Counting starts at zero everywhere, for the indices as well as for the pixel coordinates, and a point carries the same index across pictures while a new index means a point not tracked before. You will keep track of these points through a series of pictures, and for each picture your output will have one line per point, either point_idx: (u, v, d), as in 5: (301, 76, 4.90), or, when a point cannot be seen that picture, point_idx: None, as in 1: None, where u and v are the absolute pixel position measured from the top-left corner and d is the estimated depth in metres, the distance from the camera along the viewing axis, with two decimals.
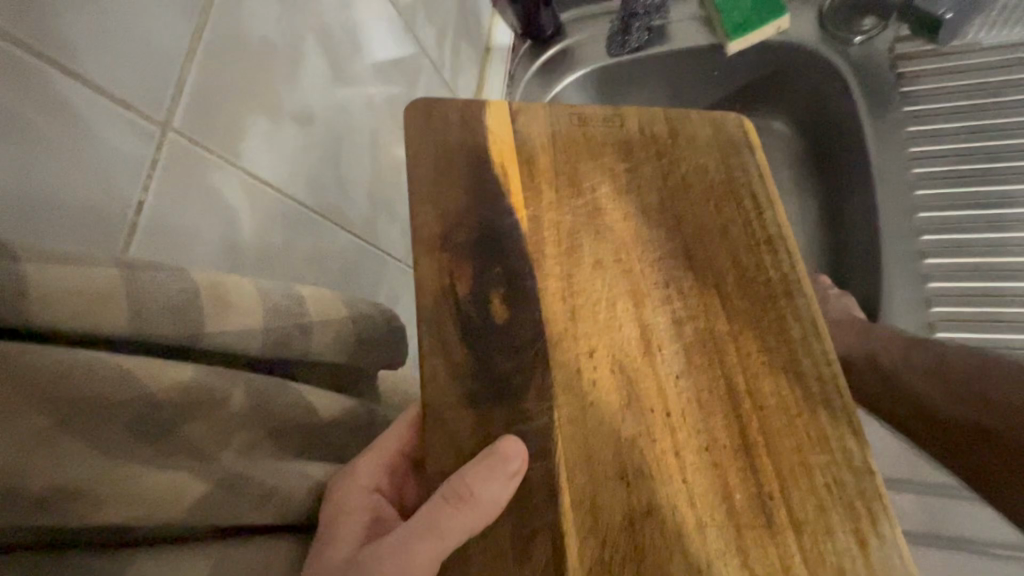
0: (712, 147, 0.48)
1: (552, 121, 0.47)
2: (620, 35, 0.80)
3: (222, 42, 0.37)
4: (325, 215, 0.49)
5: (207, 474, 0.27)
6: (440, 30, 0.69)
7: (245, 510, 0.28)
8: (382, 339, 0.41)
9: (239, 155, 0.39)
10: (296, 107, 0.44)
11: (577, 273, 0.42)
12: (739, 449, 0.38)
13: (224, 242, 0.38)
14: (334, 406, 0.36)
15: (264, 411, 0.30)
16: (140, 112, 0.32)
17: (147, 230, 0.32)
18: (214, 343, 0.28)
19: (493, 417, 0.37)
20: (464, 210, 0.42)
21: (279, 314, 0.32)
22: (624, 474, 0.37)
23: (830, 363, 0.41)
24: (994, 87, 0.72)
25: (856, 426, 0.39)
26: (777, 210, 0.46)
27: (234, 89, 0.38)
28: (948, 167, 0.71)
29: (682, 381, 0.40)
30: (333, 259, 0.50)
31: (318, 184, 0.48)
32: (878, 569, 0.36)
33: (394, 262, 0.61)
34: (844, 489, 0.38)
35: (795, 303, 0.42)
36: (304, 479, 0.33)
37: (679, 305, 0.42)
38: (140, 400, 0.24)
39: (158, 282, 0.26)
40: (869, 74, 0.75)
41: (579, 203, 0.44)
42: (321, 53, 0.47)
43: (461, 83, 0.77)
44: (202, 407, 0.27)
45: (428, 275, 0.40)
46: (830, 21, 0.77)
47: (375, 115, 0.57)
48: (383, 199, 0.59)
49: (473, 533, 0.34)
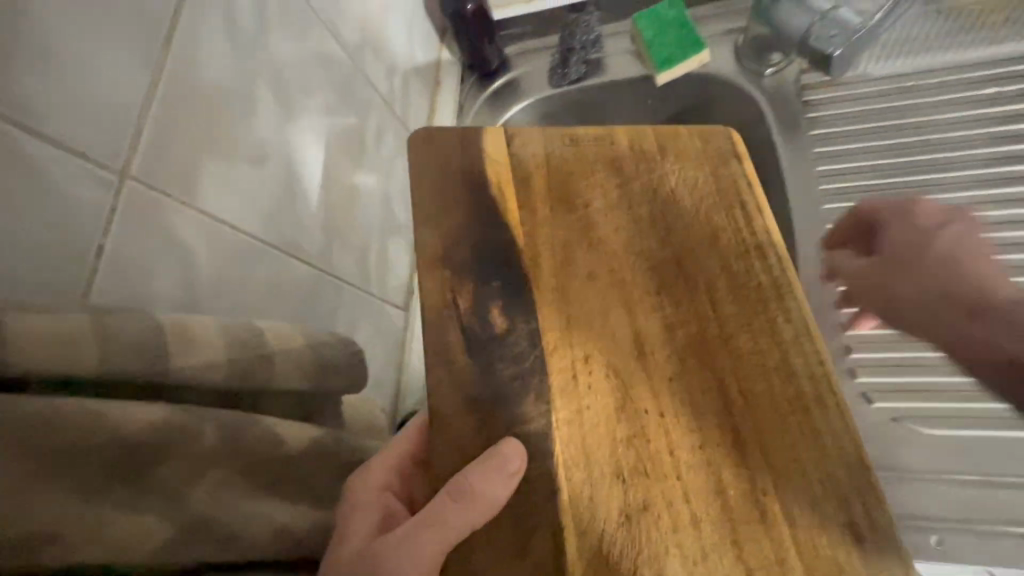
0: (701, 162, 0.51)
1: (544, 142, 0.50)
2: (560, 68, 0.86)
3: (179, 92, 0.41)
4: (281, 246, 0.50)
5: (175, 515, 0.29)
6: (390, 69, 0.74)
7: (207, 548, 0.30)
8: (346, 362, 0.42)
9: (195, 194, 0.42)
10: (250, 148, 0.47)
11: (571, 283, 0.44)
12: (733, 447, 0.40)
13: (182, 278, 0.40)
14: (303, 435, 0.37)
15: (234, 447, 0.32)
16: (100, 163, 0.36)
17: (107, 270, 0.36)
18: (182, 377, 0.31)
19: (495, 423, 0.38)
20: (464, 228, 0.44)
21: (243, 347, 0.34)
22: (620, 472, 0.38)
23: (821, 363, 0.43)
24: (903, 109, 0.71)
25: (850, 424, 0.41)
26: (766, 219, 0.49)
27: (188, 136, 0.41)
28: (866, 185, 0.68)
29: (675, 383, 0.42)
30: (292, 290, 0.51)
31: (275, 217, 0.50)
32: (872, 561, 0.38)
33: (353, 288, 0.62)
34: (838, 484, 0.40)
35: (784, 306, 0.45)
36: (275, 509, 0.34)
37: (670, 311, 0.44)
38: (114, 444, 0.27)
39: (127, 328, 0.29)
40: (782, 104, 0.76)
41: (572, 218, 0.47)
42: (272, 96, 0.50)
43: (413, 117, 0.79)
44: (175, 447, 0.29)
45: (431, 290, 0.42)
46: (747, 52, 0.79)
47: (329, 148, 0.59)
48: (339, 230, 0.60)
49: (474, 528, 0.34)
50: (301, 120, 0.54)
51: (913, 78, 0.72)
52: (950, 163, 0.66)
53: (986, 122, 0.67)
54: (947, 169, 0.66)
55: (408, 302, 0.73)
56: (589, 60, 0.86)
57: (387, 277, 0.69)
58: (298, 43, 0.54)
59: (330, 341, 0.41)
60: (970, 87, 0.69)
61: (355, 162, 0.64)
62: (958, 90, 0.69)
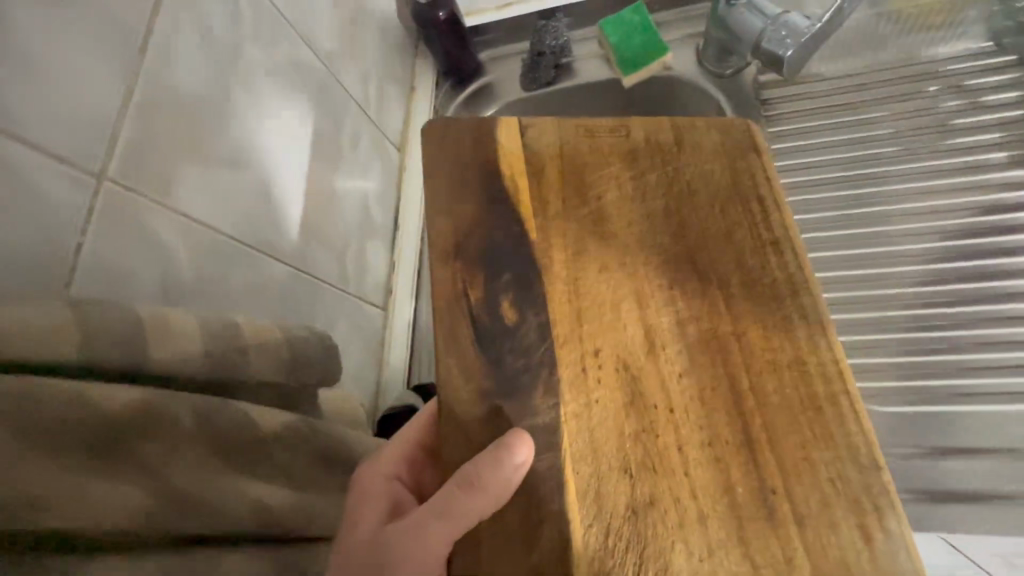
0: (718, 156, 0.50)
1: (559, 133, 0.49)
2: (530, 72, 0.86)
3: (153, 101, 0.42)
4: (258, 246, 0.51)
5: (155, 490, 0.30)
6: (365, 74, 0.75)
7: (189, 523, 0.31)
8: (316, 357, 0.43)
9: (169, 196, 0.43)
10: (223, 152, 0.48)
11: (583, 277, 0.44)
12: (742, 445, 0.40)
13: (159, 277, 0.41)
14: (277, 419, 0.39)
15: (209, 429, 0.33)
16: (76, 165, 0.36)
17: (87, 268, 0.36)
18: (159, 366, 0.32)
19: (504, 414, 0.38)
20: (477, 220, 0.44)
21: (216, 338, 0.35)
22: (627, 467, 0.38)
23: (834, 362, 0.43)
24: (865, 104, 0.70)
25: (864, 423, 0.41)
26: (784, 214, 0.48)
27: (162, 142, 0.42)
28: (834, 187, 0.67)
29: (685, 379, 0.41)
30: (270, 290, 0.52)
31: (250, 218, 0.51)
32: (882, 563, 0.37)
33: (331, 288, 0.62)
34: (848, 485, 0.39)
35: (799, 304, 0.45)
36: (255, 492, 0.35)
37: (683, 306, 0.44)
38: (94, 423, 0.27)
39: (105, 316, 0.30)
40: (747, 109, 0.76)
41: (586, 211, 0.46)
42: (244, 103, 0.51)
43: (388, 121, 0.80)
44: (153, 427, 0.30)
45: (442, 281, 0.42)
46: (707, 57, 0.79)
47: (305, 153, 0.60)
48: (316, 231, 0.61)
49: (483, 518, 0.34)
50: (274, 127, 0.55)
51: (859, 87, 0.72)
52: (915, 154, 0.66)
53: (932, 133, 0.67)
54: (912, 161, 0.65)
55: (388, 302, 0.74)
56: (560, 64, 0.85)
57: (364, 276, 0.70)
58: (268, 51, 0.56)
59: (305, 336, 0.43)
60: (915, 96, 0.69)
61: (336, 167, 0.65)
62: (906, 99, 0.69)
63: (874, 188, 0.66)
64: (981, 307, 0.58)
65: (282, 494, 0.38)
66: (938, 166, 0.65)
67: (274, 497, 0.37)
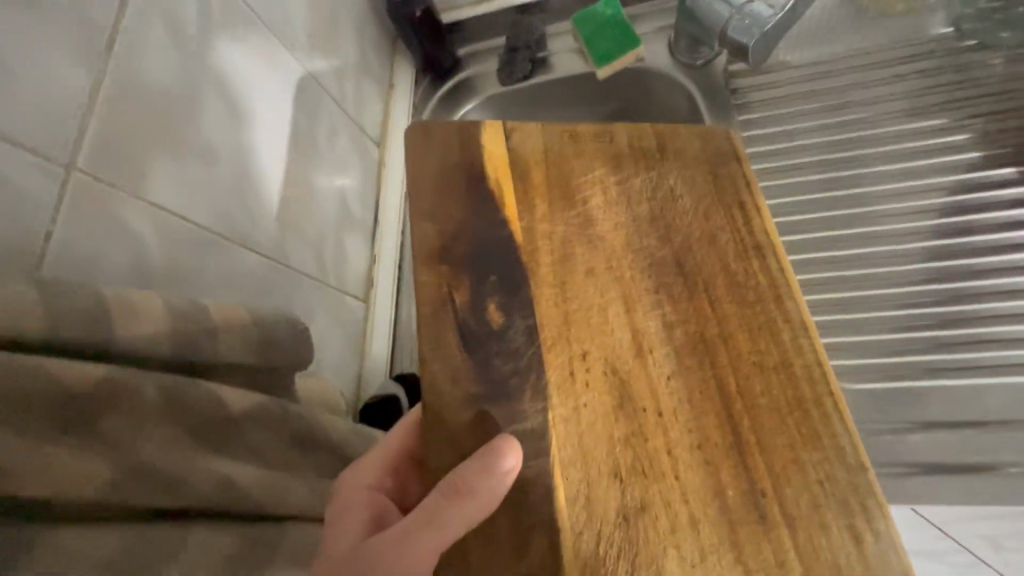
0: (700, 161, 0.51)
1: (544, 138, 0.49)
2: (508, 66, 0.87)
3: (123, 93, 0.41)
4: (235, 238, 0.51)
5: (120, 461, 0.31)
6: (341, 71, 0.74)
7: (153, 494, 0.32)
8: (286, 335, 0.44)
9: (142, 188, 0.42)
10: (198, 145, 0.47)
11: (570, 280, 0.43)
12: (732, 447, 0.40)
13: (133, 265, 0.41)
14: (244, 400, 0.39)
15: (176, 405, 0.34)
16: (48, 157, 0.36)
17: (57, 256, 0.36)
18: (126, 345, 0.33)
19: (491, 418, 0.37)
20: (463, 221, 0.43)
21: (183, 319, 0.36)
22: (618, 472, 0.37)
23: (819, 362, 0.43)
24: (837, 92, 0.72)
25: (847, 422, 0.41)
26: (765, 217, 0.49)
27: (135, 134, 0.42)
28: (814, 177, 0.68)
29: (673, 381, 0.41)
30: (246, 282, 0.51)
31: (226, 210, 0.50)
32: (874, 563, 0.37)
33: (309, 279, 0.62)
34: (836, 485, 0.39)
35: (782, 305, 0.45)
36: (222, 472, 0.36)
37: (669, 309, 0.44)
38: (60, 393, 0.28)
39: (70, 293, 0.30)
40: (715, 94, 0.78)
41: (572, 214, 0.46)
42: (219, 96, 0.50)
43: (365, 116, 0.80)
44: (119, 400, 0.31)
45: (427, 283, 0.41)
46: (677, 49, 0.81)
47: (280, 147, 0.59)
48: (294, 226, 0.60)
49: (470, 528, 0.33)
50: (249, 120, 0.54)
51: (829, 75, 0.73)
52: (887, 138, 0.68)
53: (898, 118, 0.68)
54: (890, 143, 0.67)
55: (369, 294, 0.74)
56: (536, 58, 0.87)
57: (343, 270, 0.69)
58: (240, 47, 0.54)
59: (275, 320, 0.43)
60: (881, 83, 0.70)
61: (311, 161, 0.65)
62: (872, 84, 0.71)
63: (846, 173, 0.67)
64: (972, 285, 0.59)
65: (251, 476, 0.38)
66: (904, 149, 0.66)
67: (241, 475, 0.38)
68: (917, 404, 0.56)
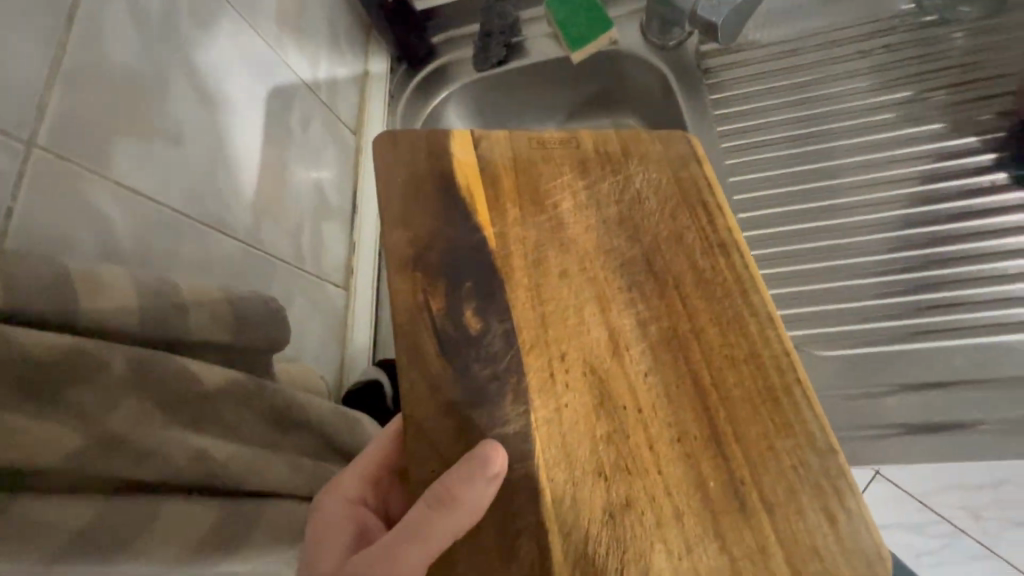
0: (663, 163, 0.53)
1: (511, 145, 0.50)
2: (482, 52, 0.86)
3: (84, 71, 0.39)
4: (207, 221, 0.49)
5: (86, 431, 0.29)
6: (313, 59, 0.72)
7: (122, 467, 0.31)
8: (261, 312, 0.41)
9: (110, 167, 0.40)
10: (165, 126, 0.46)
11: (545, 283, 0.44)
12: (710, 439, 0.40)
13: (99, 244, 0.39)
14: (222, 375, 0.37)
15: (148, 378, 0.32)
16: (7, 133, 0.34)
17: (17, 230, 0.34)
18: (93, 318, 0.31)
19: (472, 425, 0.37)
20: (435, 229, 0.43)
21: (152, 293, 0.34)
22: (601, 470, 0.37)
23: (787, 353, 0.45)
24: (806, 70, 0.76)
25: (816, 409, 0.43)
26: (727, 216, 0.51)
27: (99, 112, 0.40)
28: (783, 151, 0.73)
29: (650, 377, 0.42)
30: (220, 265, 0.49)
31: (197, 192, 0.48)
32: (848, 542, 0.39)
33: (285, 264, 0.60)
34: (810, 470, 0.41)
35: (749, 299, 0.47)
36: (195, 451, 0.34)
37: (643, 306, 0.45)
38: (15, 361, 0.26)
39: (24, 265, 0.28)
40: (688, 72, 0.81)
41: (543, 219, 0.47)
42: (187, 76, 0.48)
43: (341, 105, 0.78)
44: (85, 370, 0.29)
45: (403, 291, 0.40)
46: (649, 30, 0.82)
47: (252, 131, 0.57)
48: (268, 211, 0.58)
49: (457, 536, 0.32)
50: (218, 102, 0.52)
51: (795, 55, 0.77)
52: (853, 113, 0.72)
53: (863, 93, 0.72)
54: (857, 117, 0.71)
55: (348, 282, 0.73)
56: (511, 43, 0.87)
57: (321, 258, 0.68)
58: (210, 30, 0.52)
59: (250, 298, 0.41)
60: (846, 63, 0.74)
61: (286, 149, 0.63)
62: (836, 63, 0.75)
63: (815, 147, 0.72)
64: (935, 250, 0.63)
65: (227, 453, 0.36)
66: (874, 121, 0.71)
67: (218, 454, 0.36)
68: (889, 366, 0.59)
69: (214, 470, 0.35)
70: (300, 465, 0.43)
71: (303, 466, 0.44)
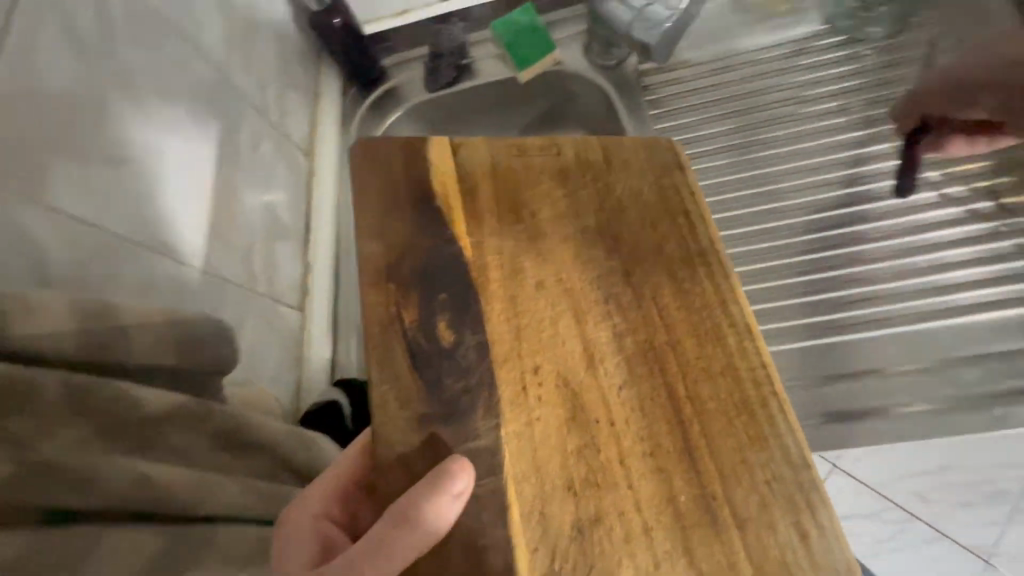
0: (645, 171, 0.52)
1: (490, 153, 0.49)
2: (433, 73, 0.91)
3: (18, 99, 0.40)
4: (151, 245, 0.49)
5: (15, 458, 0.30)
6: (260, 80, 0.73)
7: (55, 495, 0.31)
8: (209, 336, 0.41)
9: (47, 194, 0.41)
10: (105, 150, 0.46)
11: (521, 295, 0.43)
12: (683, 454, 0.40)
13: (38, 273, 0.39)
14: (163, 399, 0.38)
15: (80, 405, 0.33)
16: None
17: None
18: (23, 343, 0.31)
19: (442, 439, 0.37)
20: (411, 239, 0.43)
21: (91, 316, 0.34)
22: (571, 485, 0.38)
23: (765, 366, 0.45)
24: (738, 89, 0.80)
25: (793, 423, 0.43)
26: (709, 225, 0.50)
27: (35, 138, 0.40)
28: (723, 166, 0.75)
29: (624, 390, 0.42)
30: (167, 291, 0.49)
31: (139, 216, 0.48)
32: (819, 556, 0.39)
33: (237, 286, 0.59)
34: (783, 484, 0.41)
35: (727, 311, 0.47)
36: (134, 475, 0.34)
37: (619, 318, 0.45)
38: None
39: None
40: (629, 89, 0.85)
41: (521, 228, 0.46)
42: (127, 101, 0.49)
43: (293, 126, 0.80)
44: (12, 399, 0.30)
45: (375, 304, 0.40)
46: (592, 49, 0.87)
47: (201, 152, 0.58)
48: (219, 232, 0.58)
49: (420, 553, 0.32)
50: (163, 125, 0.53)
51: (725, 75, 0.82)
52: (781, 127, 0.75)
53: (790, 108, 0.76)
54: (787, 131, 0.75)
55: (303, 303, 0.72)
56: (461, 64, 0.92)
57: (274, 279, 0.67)
58: (150, 58, 0.54)
59: (198, 320, 0.41)
60: (782, 82, 0.78)
61: (235, 169, 0.63)
62: (761, 82, 0.80)
63: (752, 161, 0.74)
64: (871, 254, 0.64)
65: (172, 479, 0.37)
66: (804, 131, 0.74)
67: (162, 477, 0.36)
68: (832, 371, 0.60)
69: (155, 498, 0.35)
70: (253, 487, 0.43)
71: (261, 488, 0.43)
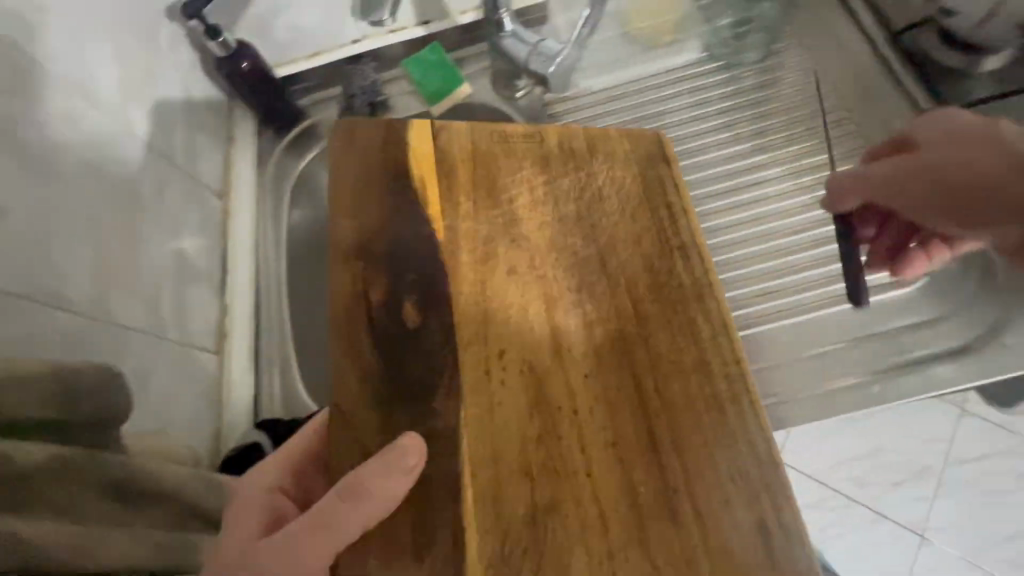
0: (630, 161, 0.52)
1: (472, 137, 0.49)
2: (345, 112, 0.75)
3: None
4: (23, 298, 0.42)
5: None
6: (166, 119, 0.64)
7: None
8: (94, 384, 0.36)
9: None
10: None
11: (491, 280, 0.43)
12: (645, 445, 0.40)
13: None
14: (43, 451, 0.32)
15: None
16: None
17: None
18: None
19: (399, 417, 0.37)
20: (384, 220, 0.43)
21: None
22: (528, 470, 0.37)
23: (737, 362, 0.44)
24: (652, 117, 0.71)
25: (763, 420, 0.42)
26: (691, 218, 0.50)
27: None
28: None
29: (590, 379, 0.41)
30: (44, 351, 0.43)
31: (16, 272, 0.42)
32: (780, 555, 0.38)
33: (141, 334, 0.53)
34: (748, 481, 0.40)
35: (704, 305, 0.46)
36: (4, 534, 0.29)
37: (591, 308, 0.44)
38: None
39: None
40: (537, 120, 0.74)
41: (497, 214, 0.46)
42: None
43: (206, 167, 0.69)
44: None
45: (342, 283, 0.40)
46: (500, 76, 0.77)
47: (94, 197, 0.51)
48: (117, 281, 0.52)
49: (364, 528, 0.32)
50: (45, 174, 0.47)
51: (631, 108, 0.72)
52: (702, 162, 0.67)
53: (707, 143, 0.68)
54: (706, 166, 0.66)
55: (223, 346, 0.64)
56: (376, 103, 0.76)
57: (188, 323, 0.60)
58: (20, 100, 0.46)
59: (83, 366, 0.36)
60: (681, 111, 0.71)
61: (138, 214, 0.56)
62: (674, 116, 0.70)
63: None
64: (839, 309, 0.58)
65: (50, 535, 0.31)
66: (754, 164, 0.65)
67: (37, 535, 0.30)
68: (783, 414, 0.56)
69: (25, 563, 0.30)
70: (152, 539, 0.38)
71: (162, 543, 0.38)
